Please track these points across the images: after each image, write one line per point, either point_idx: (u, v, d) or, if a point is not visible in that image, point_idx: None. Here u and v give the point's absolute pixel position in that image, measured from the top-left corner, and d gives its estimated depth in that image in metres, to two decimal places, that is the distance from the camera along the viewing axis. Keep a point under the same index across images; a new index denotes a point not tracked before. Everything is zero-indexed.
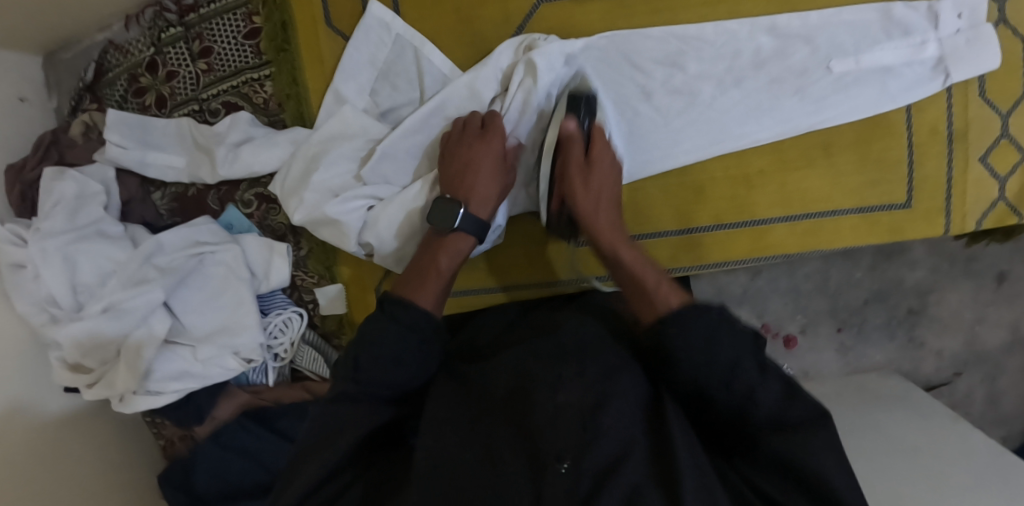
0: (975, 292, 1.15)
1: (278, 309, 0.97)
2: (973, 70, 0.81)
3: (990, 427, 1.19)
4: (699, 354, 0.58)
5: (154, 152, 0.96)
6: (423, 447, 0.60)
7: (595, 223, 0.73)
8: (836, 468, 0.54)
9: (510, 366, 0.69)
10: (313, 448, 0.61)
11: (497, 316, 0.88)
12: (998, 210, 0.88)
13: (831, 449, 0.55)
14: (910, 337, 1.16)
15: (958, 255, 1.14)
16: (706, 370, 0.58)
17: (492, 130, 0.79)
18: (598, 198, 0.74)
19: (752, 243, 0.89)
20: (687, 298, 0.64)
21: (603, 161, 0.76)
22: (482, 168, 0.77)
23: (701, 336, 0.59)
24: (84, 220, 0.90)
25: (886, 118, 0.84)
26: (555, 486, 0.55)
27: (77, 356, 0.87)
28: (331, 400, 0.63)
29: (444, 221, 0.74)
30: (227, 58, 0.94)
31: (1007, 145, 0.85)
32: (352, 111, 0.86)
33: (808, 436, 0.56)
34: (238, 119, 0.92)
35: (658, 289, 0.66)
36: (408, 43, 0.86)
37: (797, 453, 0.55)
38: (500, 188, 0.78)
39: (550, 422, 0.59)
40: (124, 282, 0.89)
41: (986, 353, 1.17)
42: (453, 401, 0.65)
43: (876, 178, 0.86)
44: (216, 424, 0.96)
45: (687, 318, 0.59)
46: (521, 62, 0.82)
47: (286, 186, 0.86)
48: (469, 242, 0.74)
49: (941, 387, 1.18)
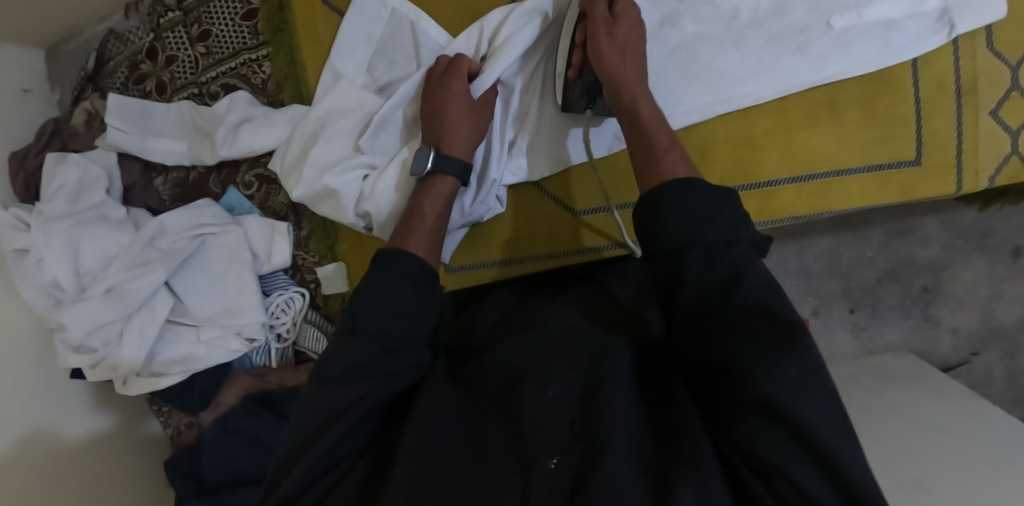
0: (989, 267, 1.12)
1: (280, 289, 0.96)
2: (978, 19, 0.80)
3: (1010, 405, 1.13)
4: (695, 215, 0.60)
5: (156, 138, 0.96)
6: (412, 436, 0.58)
7: (620, 70, 0.71)
8: (822, 416, 0.50)
9: (504, 362, 0.68)
10: (306, 434, 0.59)
11: (501, 298, 0.88)
12: (1011, 165, 0.85)
13: (812, 383, 0.51)
14: (925, 316, 1.15)
15: (971, 230, 1.12)
16: (694, 251, 0.59)
17: (457, 78, 0.79)
18: (624, 47, 0.72)
19: (759, 206, 0.88)
20: (692, 169, 0.65)
21: (630, 15, 0.74)
22: (453, 117, 0.77)
23: (687, 211, 0.61)
24: (87, 203, 0.90)
25: (891, 74, 0.83)
26: (543, 482, 0.54)
27: (81, 336, 0.86)
28: (319, 380, 0.61)
29: (421, 168, 0.76)
30: (226, 39, 0.94)
31: (1019, 98, 0.83)
32: (348, 87, 0.86)
33: (783, 365, 0.51)
34: (236, 100, 0.92)
35: (666, 153, 0.67)
36: (404, 16, 0.86)
37: (773, 387, 0.51)
38: (472, 127, 0.78)
39: (540, 417, 0.59)
40: (126, 265, 0.89)
41: (1003, 330, 1.13)
42: (446, 394, 0.63)
43: (885, 134, 0.85)
44: (221, 409, 0.99)
45: (681, 199, 0.61)
46: (508, 24, 0.81)
47: (287, 162, 0.86)
48: (453, 183, 0.76)
49: (959, 368, 1.15)
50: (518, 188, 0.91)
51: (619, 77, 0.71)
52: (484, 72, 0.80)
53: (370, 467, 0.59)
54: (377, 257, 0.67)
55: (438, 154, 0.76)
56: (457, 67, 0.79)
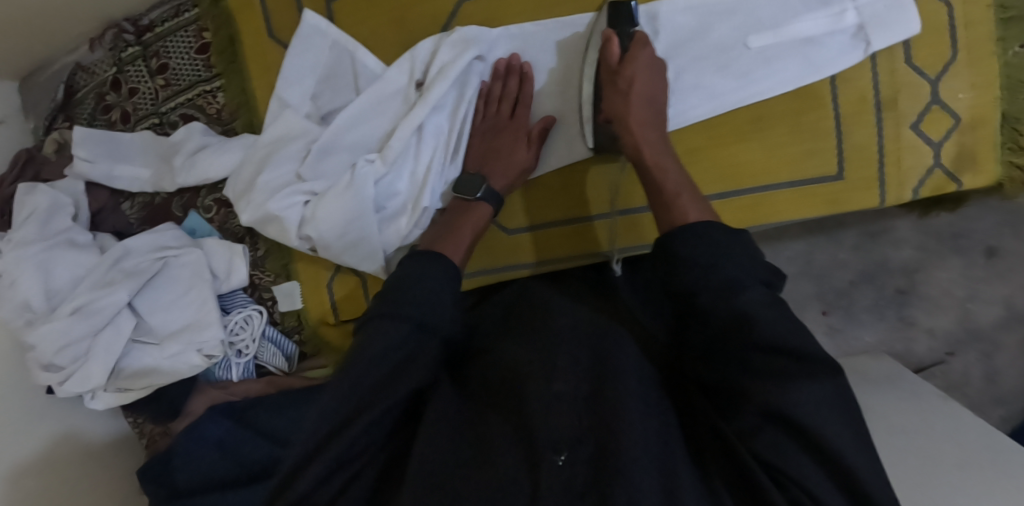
0: (964, 267, 1.16)
1: (239, 307, 1.02)
2: (895, 34, 0.83)
3: (991, 406, 1.16)
4: (707, 255, 0.63)
5: (121, 165, 1.01)
6: (427, 442, 0.61)
7: (626, 116, 0.76)
8: (833, 426, 0.54)
9: (509, 357, 0.71)
10: (318, 438, 0.60)
11: (502, 298, 0.89)
12: (936, 177, 0.87)
13: (827, 396, 0.55)
14: (900, 318, 1.18)
15: (945, 232, 1.16)
16: (706, 292, 0.62)
17: (522, 110, 0.86)
18: (632, 101, 0.75)
19: None
20: (705, 214, 0.67)
21: (641, 60, 0.77)
22: (503, 148, 0.85)
23: (706, 245, 0.64)
24: (56, 230, 0.96)
25: (813, 88, 0.85)
26: (553, 476, 0.55)
27: (49, 355, 0.91)
28: (333, 392, 0.62)
29: (470, 192, 0.82)
30: (182, 72, 0.99)
31: (939, 111, 0.86)
32: (294, 115, 0.90)
33: (804, 385, 0.55)
34: (192, 130, 0.97)
35: (678, 199, 0.70)
36: (344, 48, 0.90)
37: (790, 402, 0.55)
38: (525, 157, 0.84)
39: (544, 414, 0.60)
40: (93, 285, 0.95)
41: (980, 331, 1.16)
42: (451, 399, 0.66)
43: (811, 148, 0.87)
44: (190, 418, 1.02)
45: (698, 233, 0.64)
46: (442, 49, 0.85)
47: (238, 188, 0.90)
48: (486, 209, 0.81)
49: (935, 368, 1.18)
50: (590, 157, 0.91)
51: (627, 137, 0.75)
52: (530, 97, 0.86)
53: (381, 471, 0.62)
54: (411, 253, 0.74)
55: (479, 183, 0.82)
56: (527, 97, 0.86)
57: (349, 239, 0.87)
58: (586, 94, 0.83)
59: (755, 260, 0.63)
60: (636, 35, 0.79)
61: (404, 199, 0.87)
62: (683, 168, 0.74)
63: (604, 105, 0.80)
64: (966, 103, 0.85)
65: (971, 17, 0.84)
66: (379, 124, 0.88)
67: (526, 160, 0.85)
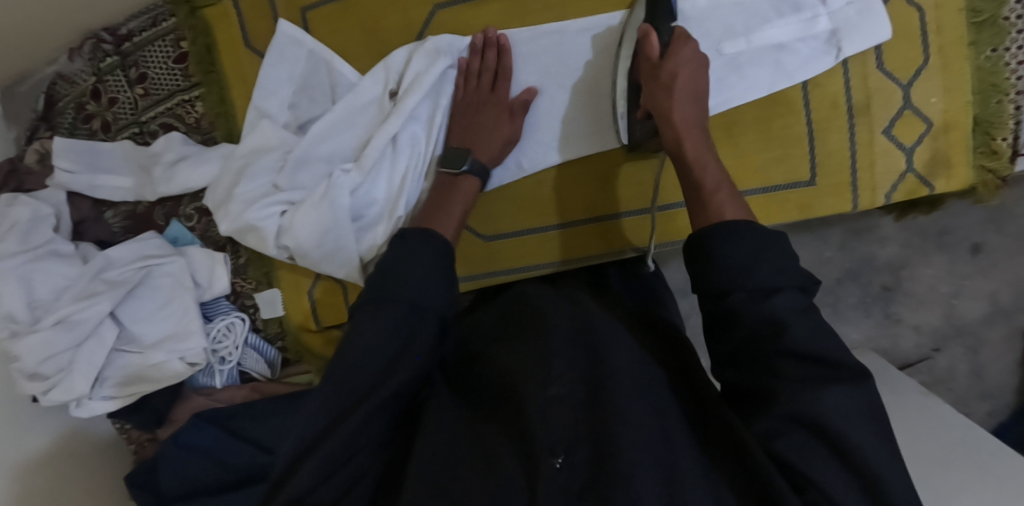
0: (949, 263, 1.19)
1: (222, 314, 1.03)
2: (866, 40, 0.83)
3: (975, 399, 1.24)
4: (745, 258, 0.62)
5: (103, 175, 1.02)
6: (427, 440, 0.62)
7: (668, 111, 0.73)
8: (858, 431, 0.56)
9: (512, 364, 0.71)
10: (313, 434, 0.59)
11: (506, 299, 0.91)
12: (908, 182, 0.88)
13: (853, 403, 0.57)
14: (886, 314, 1.22)
15: (930, 229, 1.19)
16: (739, 294, 0.61)
17: (502, 82, 0.85)
18: (674, 95, 0.72)
19: (662, 228, 0.94)
20: (744, 212, 0.66)
21: (683, 54, 0.74)
22: (486, 122, 0.83)
23: (745, 248, 0.62)
24: (38, 240, 0.96)
25: (784, 95, 0.86)
26: (551, 479, 0.55)
27: (34, 365, 0.92)
28: (325, 387, 0.61)
29: (455, 166, 0.80)
30: (161, 81, 1.00)
31: (912, 116, 0.86)
32: (271, 126, 0.90)
33: (832, 391, 0.56)
34: (171, 140, 0.98)
35: (716, 193, 0.69)
36: (319, 57, 0.91)
37: (818, 407, 0.56)
38: (508, 132, 0.84)
39: (545, 422, 0.60)
40: (76, 296, 0.96)
41: (966, 326, 1.22)
42: (448, 405, 0.66)
43: (781, 154, 0.88)
44: (174, 427, 1.06)
45: (735, 234, 0.63)
46: (415, 58, 0.85)
47: (216, 198, 0.91)
48: (474, 183, 0.80)
49: (921, 364, 1.24)
50: (613, 149, 0.91)
51: (668, 132, 0.73)
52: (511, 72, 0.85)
53: (383, 472, 0.62)
54: (403, 233, 0.71)
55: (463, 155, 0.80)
56: (507, 68, 0.85)
57: (326, 248, 0.87)
58: (620, 89, 0.82)
59: (791, 265, 0.62)
60: (676, 30, 0.77)
61: (381, 208, 0.88)
62: (720, 163, 0.72)
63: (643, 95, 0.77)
64: (939, 106, 0.86)
65: (942, 22, 0.84)
66: (356, 133, 0.89)
67: (509, 134, 0.84)
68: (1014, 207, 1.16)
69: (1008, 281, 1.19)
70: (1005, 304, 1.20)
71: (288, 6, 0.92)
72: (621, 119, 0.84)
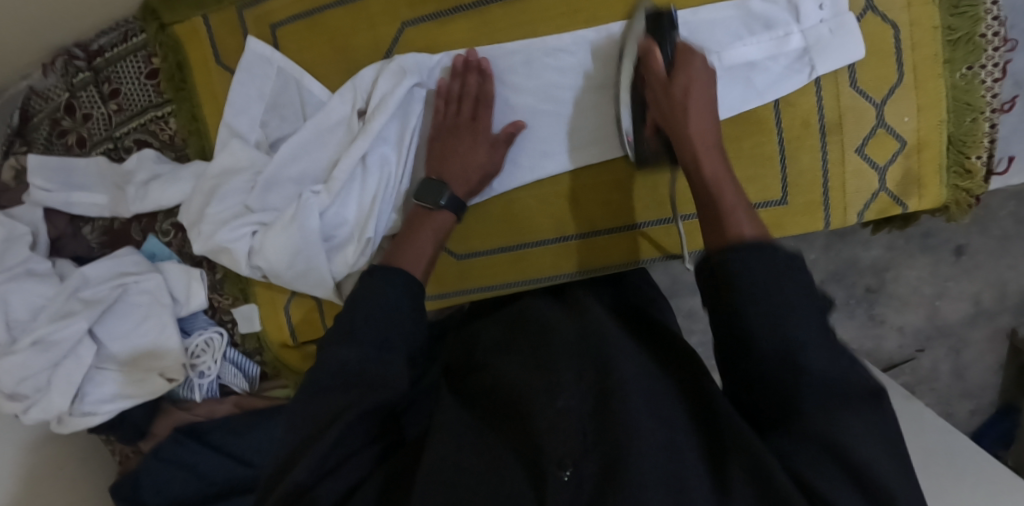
0: (934, 265, 1.19)
1: (200, 330, 1.04)
2: (838, 59, 0.83)
3: (958, 398, 1.27)
4: (767, 279, 0.59)
5: (78, 193, 1.02)
6: (436, 451, 0.63)
7: (683, 129, 0.73)
8: (891, 474, 0.53)
9: (516, 376, 0.72)
10: (311, 434, 0.62)
11: (508, 311, 0.89)
12: (881, 200, 0.89)
13: (883, 438, 0.54)
14: (870, 315, 1.23)
15: (914, 232, 1.19)
16: (758, 334, 0.59)
17: (483, 111, 0.84)
18: (690, 109, 0.72)
19: (630, 246, 0.93)
20: (760, 229, 0.65)
21: (692, 71, 0.74)
22: (463, 151, 0.84)
23: (763, 271, 0.59)
24: (13, 261, 0.97)
25: (756, 114, 0.86)
26: (557, 490, 0.57)
27: (13, 385, 0.94)
28: (324, 389, 0.64)
29: (431, 198, 0.81)
30: (134, 97, 0.99)
31: (884, 134, 0.86)
32: (240, 146, 0.90)
33: (853, 416, 0.54)
34: (144, 158, 0.98)
35: (731, 214, 0.67)
36: (290, 76, 0.90)
37: (845, 434, 0.53)
38: (487, 166, 0.84)
39: (551, 427, 0.63)
40: (52, 315, 0.96)
41: (948, 326, 1.23)
42: (457, 419, 0.68)
43: (751, 174, 0.88)
44: (155, 440, 1.06)
45: (748, 258, 0.61)
46: (383, 77, 0.85)
47: (190, 216, 0.92)
48: (449, 218, 0.82)
49: (905, 364, 1.26)
50: (574, 170, 0.91)
51: (684, 148, 0.73)
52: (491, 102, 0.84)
53: (385, 480, 0.63)
54: (375, 268, 0.73)
55: (441, 190, 0.81)
56: (489, 95, 0.84)
57: (298, 269, 0.88)
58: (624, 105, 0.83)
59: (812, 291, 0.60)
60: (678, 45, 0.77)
61: (351, 228, 0.88)
62: (733, 177, 0.71)
63: (652, 110, 0.78)
64: (912, 125, 0.86)
65: (916, 39, 0.83)
66: (326, 153, 0.89)
67: (487, 168, 0.85)
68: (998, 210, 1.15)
69: (990, 282, 1.20)
70: (987, 306, 1.20)
71: (258, 22, 0.91)
72: (627, 138, 0.85)
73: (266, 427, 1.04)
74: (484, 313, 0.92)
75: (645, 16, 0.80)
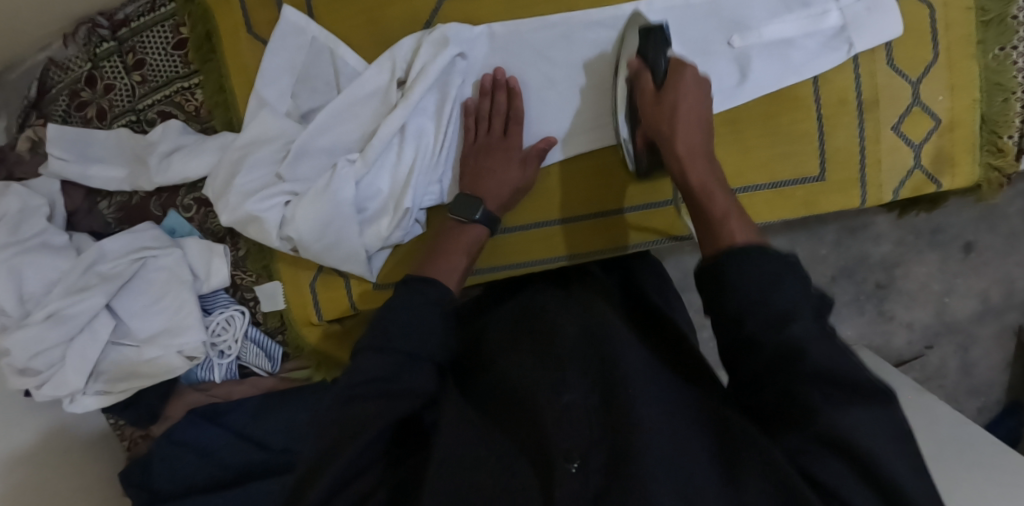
0: (942, 262, 1.21)
1: (221, 307, 1.01)
2: (876, 36, 0.84)
3: (965, 395, 1.26)
4: (755, 291, 0.58)
5: (95, 165, 0.99)
6: (444, 442, 0.60)
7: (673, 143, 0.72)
8: (897, 460, 0.51)
9: (522, 372, 0.68)
10: (327, 450, 0.59)
11: (514, 303, 0.87)
12: (915, 178, 0.90)
13: (883, 419, 0.52)
14: (880, 311, 1.24)
15: (923, 228, 1.20)
16: (754, 322, 0.57)
17: (513, 126, 0.85)
18: (681, 116, 0.73)
19: (666, 222, 0.95)
20: (752, 234, 0.64)
21: (687, 81, 0.74)
22: (496, 166, 0.83)
23: (760, 277, 0.59)
24: (28, 233, 0.94)
25: (793, 91, 0.86)
26: (568, 485, 0.54)
27: (25, 360, 0.90)
28: (340, 401, 0.62)
29: (466, 212, 0.79)
30: (159, 68, 0.97)
31: (920, 112, 0.88)
32: (271, 115, 0.88)
33: (858, 417, 0.52)
34: (169, 128, 0.95)
35: (725, 222, 0.66)
36: (323, 45, 0.89)
37: (843, 422, 0.52)
38: (519, 181, 0.84)
39: (559, 421, 0.60)
40: (67, 290, 0.93)
41: (956, 323, 1.24)
42: (461, 407, 0.65)
43: (787, 151, 0.88)
44: (170, 423, 1.03)
45: (748, 257, 0.60)
46: (425, 46, 0.83)
47: (215, 188, 0.88)
48: (483, 232, 0.80)
49: (914, 361, 1.25)
50: (601, 150, 0.92)
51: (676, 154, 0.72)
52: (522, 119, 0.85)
53: (393, 489, 0.58)
54: (408, 280, 0.71)
55: (475, 204, 0.80)
56: (518, 113, 0.85)
57: (328, 241, 0.85)
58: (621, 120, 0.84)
59: (801, 276, 0.59)
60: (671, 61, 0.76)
61: (384, 200, 0.87)
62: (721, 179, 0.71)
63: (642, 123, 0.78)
64: (945, 104, 0.87)
65: (950, 20, 0.85)
66: (359, 124, 0.87)
67: (519, 183, 0.84)
68: (1006, 207, 1.18)
69: (998, 279, 1.22)
70: (995, 303, 1.22)
71: None
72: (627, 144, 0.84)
73: (286, 411, 1.02)
74: (484, 308, 0.89)
75: (636, 31, 0.81)
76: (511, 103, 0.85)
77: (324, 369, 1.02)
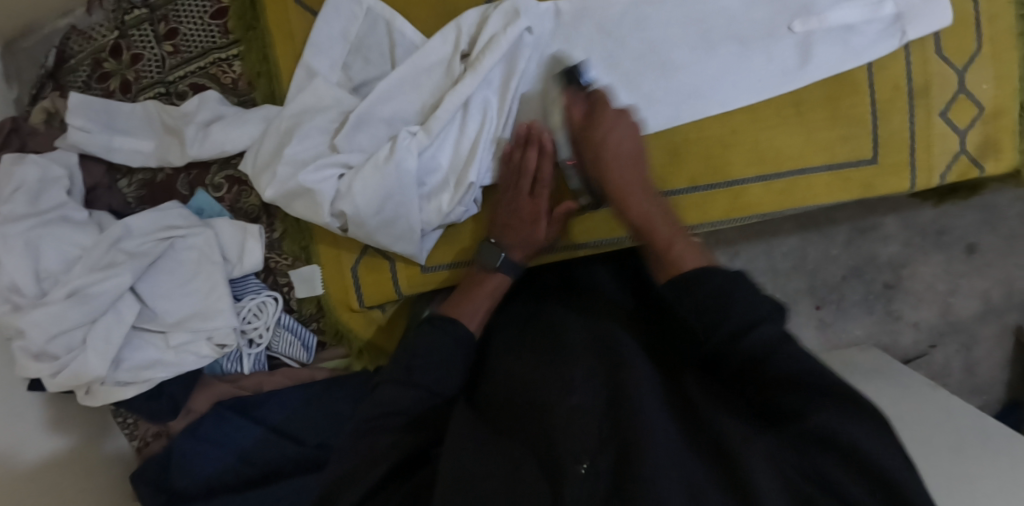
0: (947, 262, 1.22)
1: (253, 293, 0.95)
2: (929, 24, 0.85)
3: (968, 395, 1.24)
4: (712, 302, 0.61)
5: (121, 137, 0.92)
6: (450, 458, 0.59)
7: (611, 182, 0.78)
8: (881, 453, 0.52)
9: (527, 377, 0.68)
10: (347, 478, 0.61)
11: (517, 307, 0.86)
12: (961, 163, 0.91)
13: (860, 418, 0.53)
14: (887, 311, 1.24)
15: (929, 228, 1.22)
16: (718, 333, 0.60)
17: (541, 189, 0.82)
18: (617, 167, 0.78)
19: (731, 202, 0.91)
20: (699, 258, 0.69)
21: (618, 122, 0.79)
22: (518, 226, 0.83)
23: (717, 291, 0.62)
24: (48, 204, 0.87)
25: (850, 75, 0.87)
26: (576, 487, 0.53)
27: (42, 342, 0.82)
28: (360, 433, 0.66)
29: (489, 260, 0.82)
30: (193, 38, 0.91)
31: (965, 100, 0.89)
32: (324, 84, 0.84)
33: (846, 421, 0.53)
34: (207, 98, 0.90)
35: (674, 247, 0.72)
36: (379, 16, 0.85)
37: (827, 420, 0.53)
38: (539, 242, 0.84)
39: (567, 426, 0.58)
40: (89, 268, 0.85)
41: (959, 322, 1.23)
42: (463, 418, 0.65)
43: (847, 133, 0.89)
44: (192, 416, 0.96)
45: (702, 277, 0.63)
46: (495, 16, 0.81)
47: (258, 162, 0.84)
48: (504, 281, 0.81)
49: (919, 360, 1.24)
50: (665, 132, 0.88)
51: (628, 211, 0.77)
52: (548, 187, 0.81)
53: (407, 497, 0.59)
54: (433, 319, 0.74)
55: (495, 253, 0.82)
56: (546, 177, 0.81)
57: (385, 216, 0.81)
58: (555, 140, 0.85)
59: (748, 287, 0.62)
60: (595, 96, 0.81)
61: (444, 175, 0.83)
62: (668, 218, 0.77)
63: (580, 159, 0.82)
64: (990, 93, 0.89)
65: (996, 10, 0.87)
66: (419, 96, 0.84)
67: (539, 243, 0.84)
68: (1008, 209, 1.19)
69: (999, 280, 1.22)
70: (996, 303, 1.22)
71: None
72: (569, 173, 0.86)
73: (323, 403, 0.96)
74: None
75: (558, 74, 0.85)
76: (541, 167, 0.81)
77: (366, 358, 0.98)
